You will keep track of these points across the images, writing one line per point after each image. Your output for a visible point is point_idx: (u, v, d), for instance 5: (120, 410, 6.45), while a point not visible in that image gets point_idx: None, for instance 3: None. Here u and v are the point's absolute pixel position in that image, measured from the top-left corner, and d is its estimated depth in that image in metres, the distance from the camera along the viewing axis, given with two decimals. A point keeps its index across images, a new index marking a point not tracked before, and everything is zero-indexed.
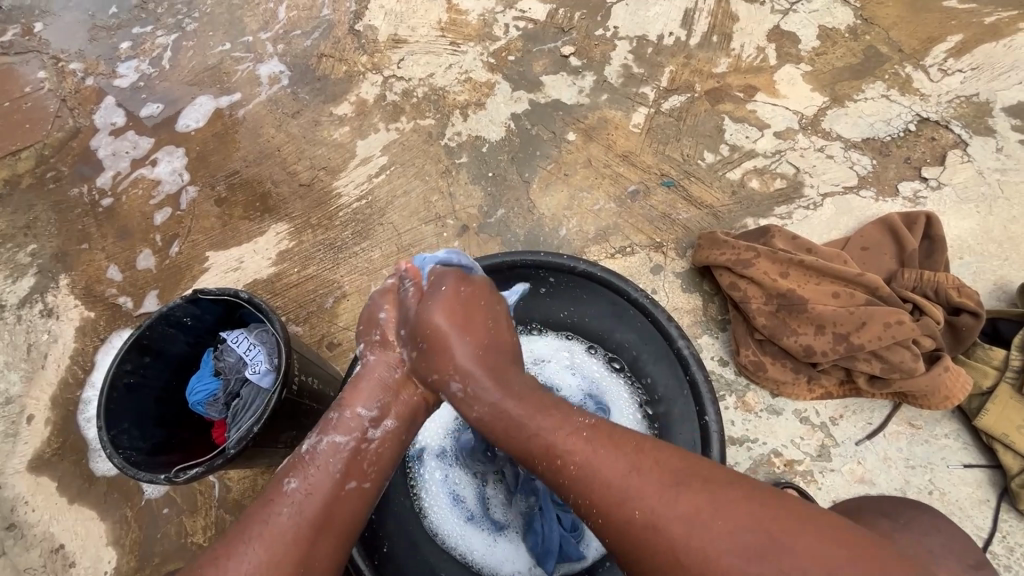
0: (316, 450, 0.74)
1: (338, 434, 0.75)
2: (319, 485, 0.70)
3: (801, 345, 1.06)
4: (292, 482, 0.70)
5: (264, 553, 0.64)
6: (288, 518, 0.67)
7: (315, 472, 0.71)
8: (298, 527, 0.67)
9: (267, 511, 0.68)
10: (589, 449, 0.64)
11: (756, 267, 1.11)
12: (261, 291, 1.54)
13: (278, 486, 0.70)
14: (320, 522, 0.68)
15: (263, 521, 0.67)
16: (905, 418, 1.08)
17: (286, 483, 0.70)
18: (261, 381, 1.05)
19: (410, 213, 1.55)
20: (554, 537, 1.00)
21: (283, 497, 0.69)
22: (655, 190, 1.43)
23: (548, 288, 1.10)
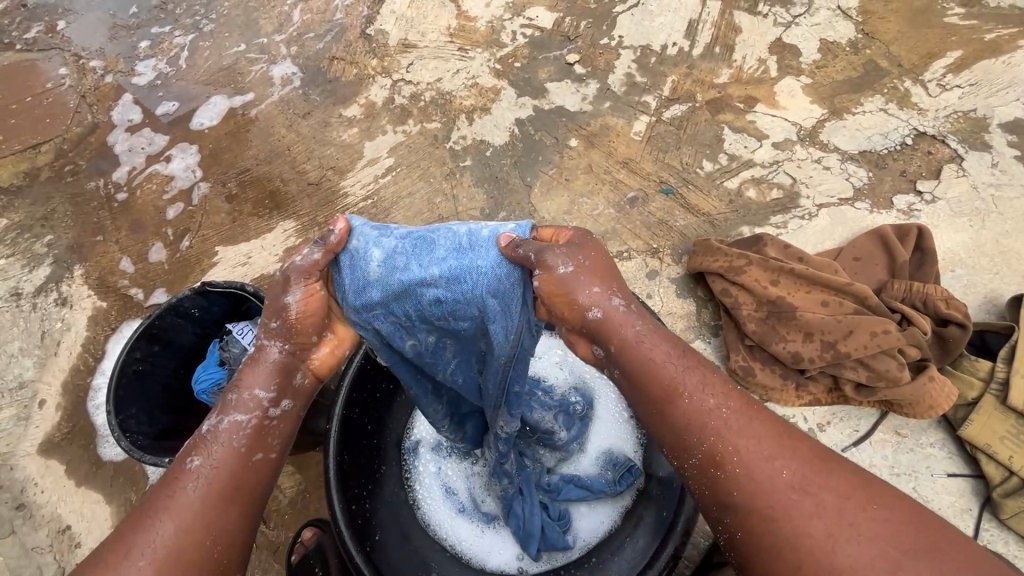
0: (217, 429, 0.68)
1: (232, 414, 0.68)
2: (222, 460, 0.66)
3: (790, 352, 1.08)
4: (195, 461, 0.66)
5: (173, 526, 0.61)
6: (189, 495, 0.63)
7: (218, 450, 0.66)
8: (201, 503, 0.63)
9: (167, 490, 0.64)
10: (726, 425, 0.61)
11: (747, 274, 1.14)
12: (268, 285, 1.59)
13: (182, 467, 0.65)
14: (226, 494, 0.64)
15: (165, 503, 0.63)
16: (892, 426, 1.10)
17: (189, 460, 0.65)
18: None
19: (413, 213, 1.59)
20: (534, 521, 1.02)
21: (186, 476, 0.64)
22: (653, 197, 1.46)
23: None
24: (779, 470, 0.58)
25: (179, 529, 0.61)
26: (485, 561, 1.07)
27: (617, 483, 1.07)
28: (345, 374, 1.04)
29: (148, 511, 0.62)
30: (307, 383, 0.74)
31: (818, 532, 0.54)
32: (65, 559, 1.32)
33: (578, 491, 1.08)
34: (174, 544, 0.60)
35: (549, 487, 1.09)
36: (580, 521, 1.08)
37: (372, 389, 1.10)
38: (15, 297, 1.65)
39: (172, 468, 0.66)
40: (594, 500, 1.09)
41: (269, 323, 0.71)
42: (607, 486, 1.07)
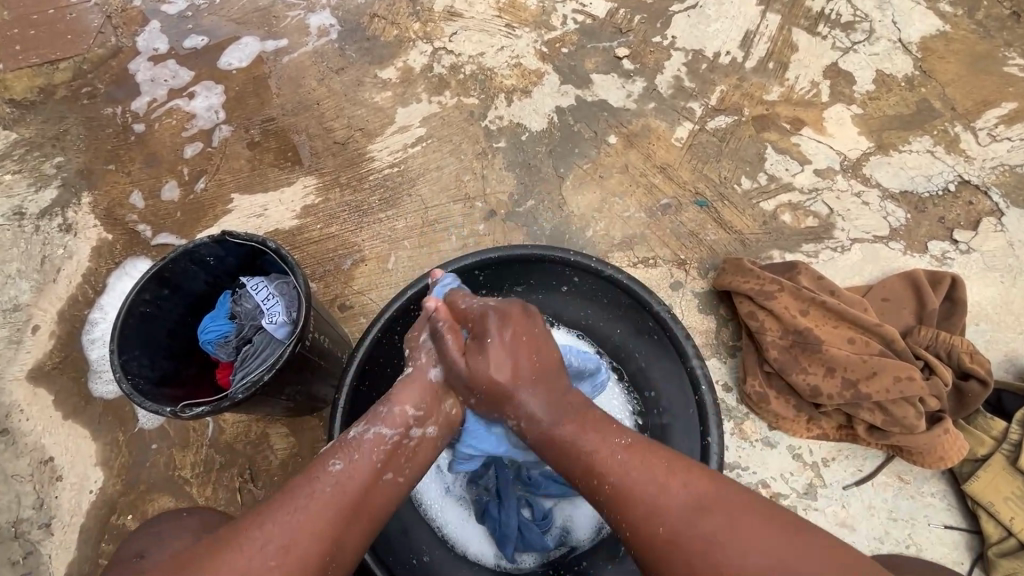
0: (362, 437, 0.79)
1: (389, 427, 0.80)
2: (360, 471, 0.76)
3: (809, 385, 1.06)
4: (337, 464, 0.76)
5: (304, 525, 0.70)
6: (325, 497, 0.72)
7: (359, 457, 0.77)
8: (332, 511, 0.72)
9: (306, 490, 0.73)
10: (621, 470, 0.73)
11: (777, 300, 1.11)
12: (282, 241, 1.55)
13: (322, 471, 0.75)
14: (352, 509, 0.74)
15: (303, 506, 0.71)
16: (895, 471, 1.10)
17: (330, 463, 0.76)
18: (276, 332, 1.05)
19: (440, 188, 1.55)
20: (512, 525, 1.01)
21: (329, 480, 0.74)
22: (687, 207, 1.43)
23: (571, 287, 1.11)
24: (677, 498, 0.68)
25: (307, 544, 0.69)
26: (465, 548, 1.05)
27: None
28: (360, 345, 1.00)
29: (288, 510, 0.70)
30: (452, 414, 0.86)
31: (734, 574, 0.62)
32: (45, 490, 1.30)
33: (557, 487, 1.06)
34: (308, 547, 0.69)
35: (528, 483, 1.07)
36: (557, 515, 1.07)
37: (376, 361, 1.05)
38: (17, 216, 1.59)
39: (311, 470, 0.76)
40: (573, 501, 1.07)
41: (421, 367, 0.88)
42: None
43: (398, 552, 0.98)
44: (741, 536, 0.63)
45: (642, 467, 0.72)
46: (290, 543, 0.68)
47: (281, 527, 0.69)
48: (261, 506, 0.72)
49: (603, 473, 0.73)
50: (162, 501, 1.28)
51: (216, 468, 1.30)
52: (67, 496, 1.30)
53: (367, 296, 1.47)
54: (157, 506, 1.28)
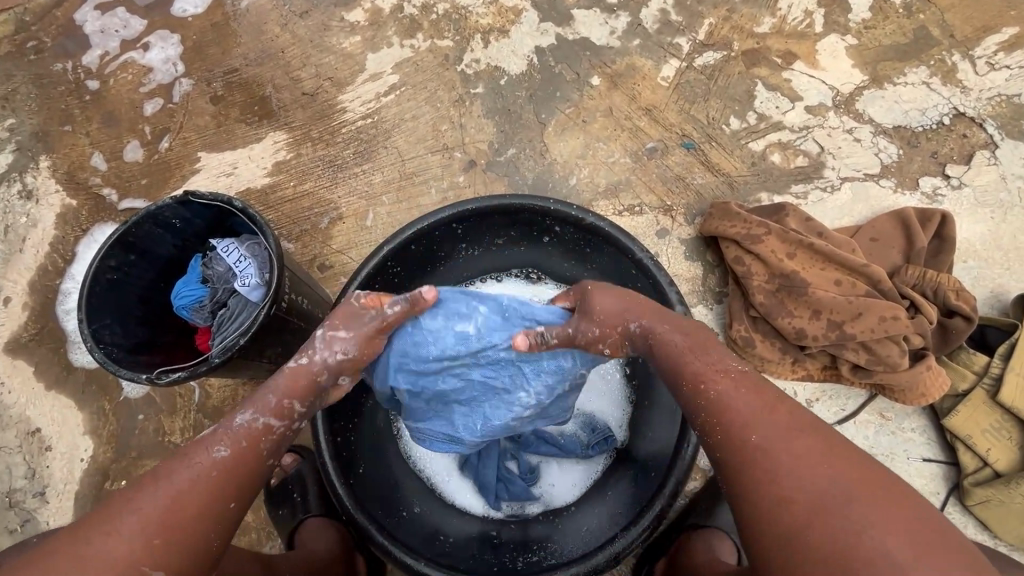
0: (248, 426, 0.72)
1: (264, 417, 0.73)
2: (244, 455, 0.71)
3: (794, 327, 1.05)
4: (221, 450, 0.70)
5: (184, 514, 0.65)
6: (197, 486, 0.67)
7: (242, 442, 0.71)
8: (212, 495, 0.67)
9: (182, 481, 0.67)
10: (750, 414, 0.68)
11: (764, 244, 1.08)
12: (254, 201, 1.49)
13: (207, 467, 0.68)
14: (237, 490, 0.69)
15: (174, 494, 0.66)
16: (877, 408, 1.12)
17: (214, 448, 0.69)
18: (250, 294, 1.01)
19: (416, 139, 1.48)
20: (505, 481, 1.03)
21: (216, 471, 0.68)
22: (673, 150, 1.38)
23: (552, 238, 1.09)
24: (813, 470, 0.62)
25: (182, 534, 0.65)
26: (453, 501, 1.07)
27: (588, 447, 1.08)
28: None
29: (162, 500, 0.65)
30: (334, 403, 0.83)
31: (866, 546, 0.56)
32: (35, 461, 1.30)
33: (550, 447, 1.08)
34: (187, 531, 0.65)
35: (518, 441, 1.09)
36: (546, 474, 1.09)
37: None
38: None
39: (191, 450, 0.70)
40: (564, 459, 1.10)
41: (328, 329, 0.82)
42: (579, 448, 1.08)
43: (391, 508, 0.99)
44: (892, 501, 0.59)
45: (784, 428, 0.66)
46: (168, 533, 0.64)
47: (153, 518, 0.64)
48: (132, 488, 0.67)
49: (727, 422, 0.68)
50: (154, 466, 1.29)
51: (206, 432, 1.30)
52: (59, 465, 1.30)
53: (346, 255, 1.42)
54: (149, 471, 1.28)
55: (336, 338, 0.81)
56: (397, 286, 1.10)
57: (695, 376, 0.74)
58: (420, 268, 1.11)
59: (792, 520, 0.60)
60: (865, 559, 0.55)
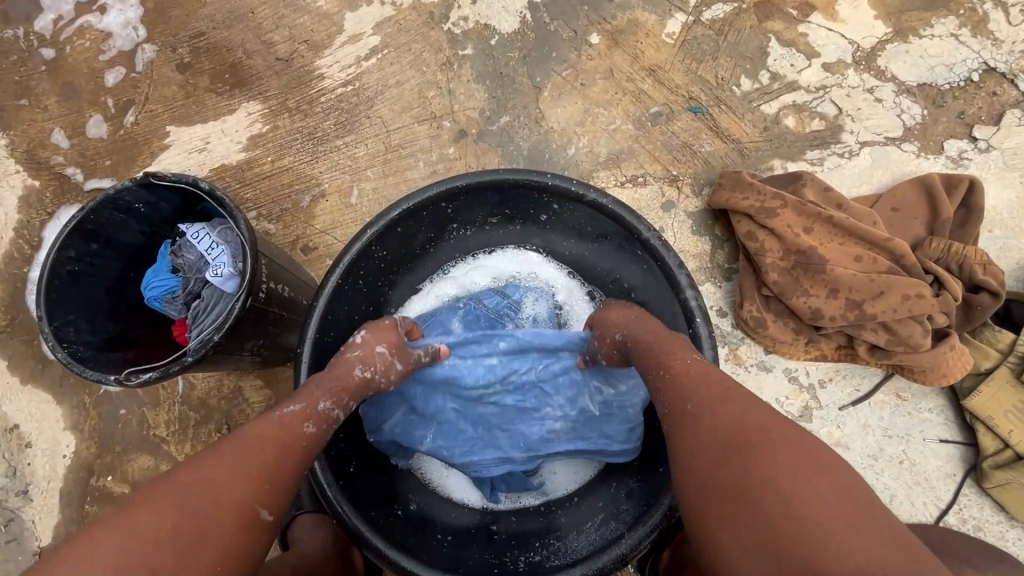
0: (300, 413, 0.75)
1: (326, 399, 0.78)
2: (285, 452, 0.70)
3: (809, 307, 0.98)
4: (294, 408, 0.75)
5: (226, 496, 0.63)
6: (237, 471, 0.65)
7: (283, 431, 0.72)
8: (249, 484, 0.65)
9: (256, 433, 0.70)
10: (692, 382, 0.69)
11: (780, 218, 1.00)
12: (230, 179, 1.39)
13: (283, 420, 0.73)
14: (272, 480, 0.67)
15: (266, 426, 0.71)
16: (894, 388, 1.07)
17: (286, 408, 0.74)
18: (224, 285, 0.93)
19: (401, 107, 1.37)
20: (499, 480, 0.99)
21: (297, 428, 0.73)
22: (679, 115, 1.27)
23: (550, 216, 1.00)
24: (741, 420, 0.62)
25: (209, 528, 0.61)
26: (449, 494, 1.03)
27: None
28: (318, 293, 0.89)
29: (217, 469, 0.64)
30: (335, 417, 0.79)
31: (799, 511, 0.53)
32: (16, 458, 1.25)
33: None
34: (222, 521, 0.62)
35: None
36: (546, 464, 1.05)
37: (338, 309, 0.95)
38: None
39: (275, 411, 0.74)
40: None
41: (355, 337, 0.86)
42: None
43: (384, 506, 0.94)
44: (827, 485, 0.55)
45: (726, 396, 0.66)
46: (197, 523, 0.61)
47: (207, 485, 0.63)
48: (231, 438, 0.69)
49: (671, 381, 0.71)
50: (140, 461, 1.23)
51: (192, 425, 1.24)
52: (41, 462, 1.25)
53: (331, 235, 1.33)
54: (135, 466, 1.23)
55: (377, 355, 0.84)
56: (387, 270, 1.02)
57: (659, 359, 0.74)
58: (412, 250, 1.04)
59: (724, 475, 0.59)
60: (795, 520, 0.53)
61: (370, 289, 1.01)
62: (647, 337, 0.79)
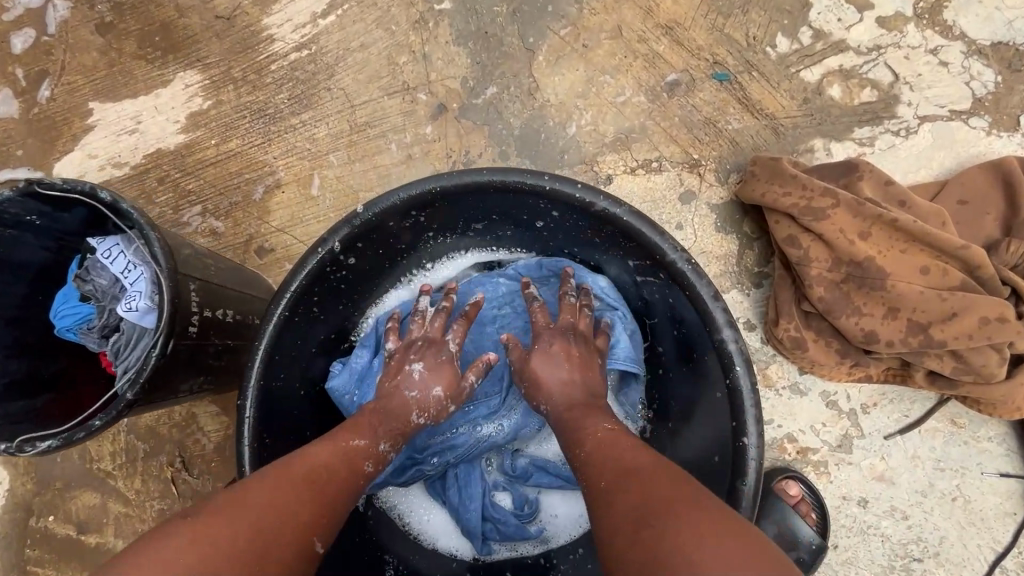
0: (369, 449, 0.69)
1: (384, 441, 0.70)
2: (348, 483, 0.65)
3: (861, 329, 0.81)
4: (362, 441, 0.68)
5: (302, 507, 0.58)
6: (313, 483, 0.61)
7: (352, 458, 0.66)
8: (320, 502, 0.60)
9: (322, 458, 0.64)
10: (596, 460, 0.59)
11: (831, 221, 0.81)
12: (168, 166, 1.17)
13: (349, 447, 0.67)
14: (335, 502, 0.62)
15: (334, 452, 0.66)
16: (949, 414, 0.92)
17: (352, 441, 0.68)
18: (144, 321, 0.74)
19: (368, 77, 1.14)
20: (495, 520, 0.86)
21: (359, 462, 0.67)
22: (702, 84, 1.06)
23: (548, 222, 0.81)
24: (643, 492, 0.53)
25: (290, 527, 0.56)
26: (432, 543, 0.89)
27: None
28: (258, 330, 0.72)
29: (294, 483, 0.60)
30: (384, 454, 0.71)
31: None
32: None
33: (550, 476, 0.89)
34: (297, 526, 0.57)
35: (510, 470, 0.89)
36: (544, 508, 0.90)
37: (291, 345, 0.78)
38: None
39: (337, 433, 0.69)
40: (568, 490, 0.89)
41: (409, 363, 0.75)
42: None
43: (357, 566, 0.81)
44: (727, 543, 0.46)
45: (625, 471, 0.56)
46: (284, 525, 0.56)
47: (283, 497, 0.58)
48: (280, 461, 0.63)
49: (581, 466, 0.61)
50: (83, 499, 1.08)
51: (140, 457, 1.08)
52: None
53: (290, 233, 1.13)
54: (79, 504, 1.08)
55: (433, 399, 0.74)
56: (348, 290, 0.84)
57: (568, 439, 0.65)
58: (381, 263, 0.86)
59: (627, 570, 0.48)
60: None
61: (331, 312, 0.84)
62: (579, 394, 0.69)
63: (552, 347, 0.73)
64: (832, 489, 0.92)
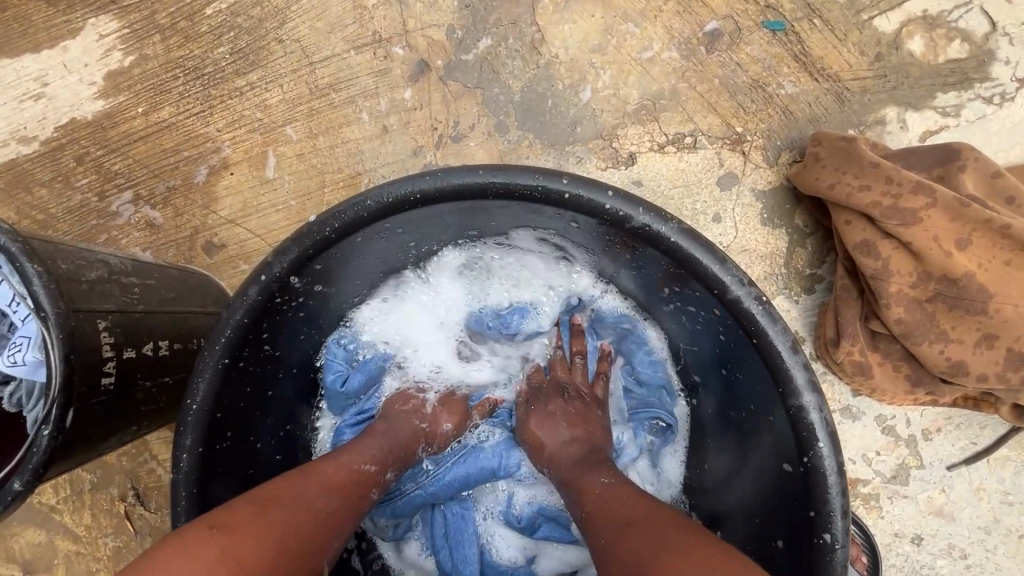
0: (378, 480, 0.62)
1: (392, 468, 0.64)
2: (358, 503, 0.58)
3: (946, 359, 0.67)
4: (371, 466, 0.61)
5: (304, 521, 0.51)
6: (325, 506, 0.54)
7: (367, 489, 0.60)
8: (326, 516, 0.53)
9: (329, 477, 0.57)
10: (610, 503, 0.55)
11: (923, 225, 0.65)
12: (85, 142, 0.95)
13: (361, 472, 0.60)
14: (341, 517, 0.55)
15: (343, 470, 0.59)
16: (1022, 441, 0.80)
17: (362, 463, 0.61)
18: (36, 375, 0.57)
19: (329, 25, 0.91)
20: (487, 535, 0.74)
21: (365, 489, 0.60)
22: (751, 34, 0.84)
23: (563, 232, 0.64)
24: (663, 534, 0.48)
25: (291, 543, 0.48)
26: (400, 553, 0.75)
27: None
28: (191, 387, 0.57)
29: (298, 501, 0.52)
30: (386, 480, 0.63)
31: None
32: None
33: (557, 529, 0.73)
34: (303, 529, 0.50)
35: (512, 521, 0.74)
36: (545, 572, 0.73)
37: (238, 395, 0.62)
38: None
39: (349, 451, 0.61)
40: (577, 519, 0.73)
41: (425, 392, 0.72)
42: None
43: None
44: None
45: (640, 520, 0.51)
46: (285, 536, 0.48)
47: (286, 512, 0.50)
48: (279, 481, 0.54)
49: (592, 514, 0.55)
50: (27, 536, 0.95)
51: (88, 490, 0.94)
52: None
53: (243, 226, 0.93)
54: (23, 542, 0.95)
55: (442, 433, 0.69)
56: (311, 319, 0.68)
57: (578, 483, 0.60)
58: (352, 284, 0.69)
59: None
60: None
61: (287, 346, 0.67)
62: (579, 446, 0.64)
63: (551, 408, 0.68)
64: (882, 525, 0.81)
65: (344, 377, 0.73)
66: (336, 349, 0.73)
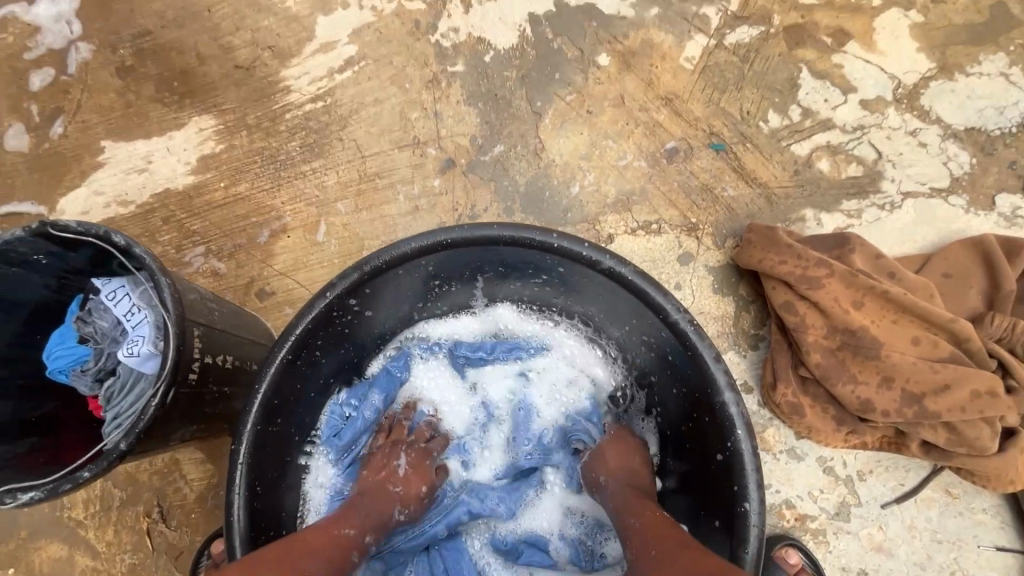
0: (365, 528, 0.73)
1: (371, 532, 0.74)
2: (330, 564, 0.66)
3: (857, 398, 0.85)
4: (350, 530, 0.71)
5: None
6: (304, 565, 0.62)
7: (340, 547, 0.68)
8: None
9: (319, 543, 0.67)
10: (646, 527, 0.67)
11: (826, 291, 0.86)
12: (173, 206, 1.18)
13: (339, 535, 0.70)
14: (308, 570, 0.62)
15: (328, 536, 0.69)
16: (943, 483, 0.93)
17: (344, 528, 0.71)
18: (143, 366, 0.74)
19: (380, 131, 1.18)
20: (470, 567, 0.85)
21: (347, 549, 0.69)
22: (700, 152, 1.11)
23: (551, 278, 0.84)
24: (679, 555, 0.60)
25: None
26: None
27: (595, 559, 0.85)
28: (258, 376, 0.72)
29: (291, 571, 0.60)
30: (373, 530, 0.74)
31: None
32: None
33: (539, 554, 0.85)
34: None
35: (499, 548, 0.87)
36: None
37: (291, 389, 0.78)
38: None
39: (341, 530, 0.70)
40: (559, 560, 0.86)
41: (396, 458, 0.82)
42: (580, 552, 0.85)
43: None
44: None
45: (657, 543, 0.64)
46: None
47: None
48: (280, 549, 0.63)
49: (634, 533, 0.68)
50: (49, 550, 1.02)
51: (115, 507, 1.03)
52: None
53: (293, 277, 1.13)
54: (44, 556, 1.02)
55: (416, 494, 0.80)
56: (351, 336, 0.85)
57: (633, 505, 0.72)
58: (387, 310, 0.86)
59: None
60: None
61: (332, 356, 0.84)
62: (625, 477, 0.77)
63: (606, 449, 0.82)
64: (830, 559, 0.92)
65: (338, 429, 0.88)
66: (336, 405, 0.89)
